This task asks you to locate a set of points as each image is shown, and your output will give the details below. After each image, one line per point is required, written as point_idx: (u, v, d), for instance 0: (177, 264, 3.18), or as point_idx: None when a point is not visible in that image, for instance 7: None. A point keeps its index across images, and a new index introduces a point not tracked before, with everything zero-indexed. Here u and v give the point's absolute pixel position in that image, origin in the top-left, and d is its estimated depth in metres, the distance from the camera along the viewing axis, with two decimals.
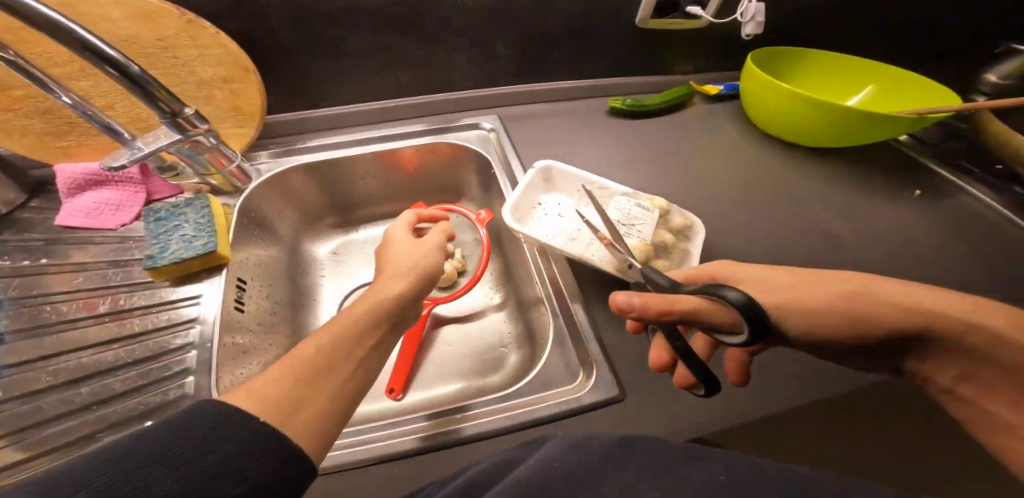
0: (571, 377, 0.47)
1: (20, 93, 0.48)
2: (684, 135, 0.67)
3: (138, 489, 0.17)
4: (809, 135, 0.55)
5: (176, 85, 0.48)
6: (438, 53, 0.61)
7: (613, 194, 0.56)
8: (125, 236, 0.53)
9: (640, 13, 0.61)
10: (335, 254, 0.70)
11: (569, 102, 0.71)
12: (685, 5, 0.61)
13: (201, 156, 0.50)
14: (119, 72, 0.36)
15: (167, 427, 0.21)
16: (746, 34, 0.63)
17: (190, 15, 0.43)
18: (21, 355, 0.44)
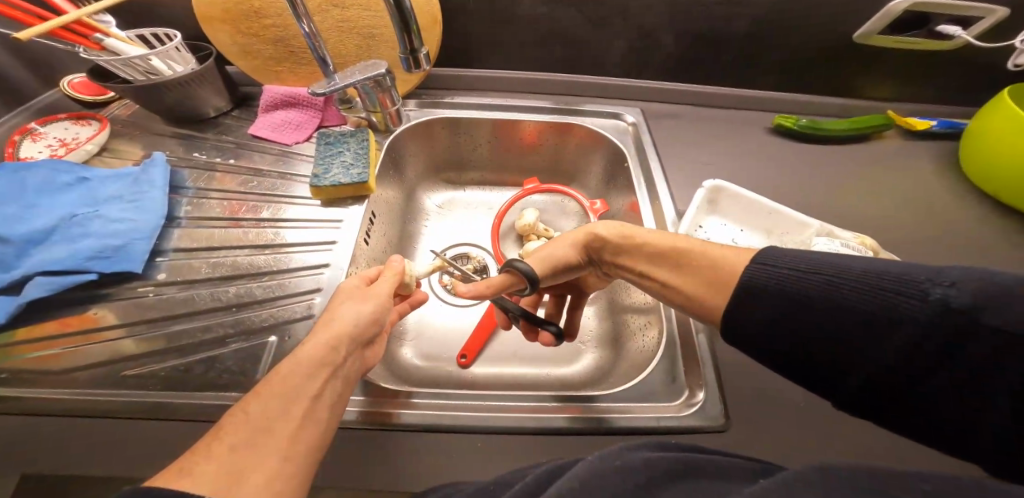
0: (674, 396, 0.43)
1: (268, 22, 0.54)
2: (862, 171, 0.57)
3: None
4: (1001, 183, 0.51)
5: (377, 27, 0.52)
6: (603, 35, 0.59)
7: (803, 231, 0.48)
8: (292, 154, 0.59)
9: (863, 29, 0.54)
10: (441, 208, 0.71)
11: (726, 110, 0.65)
12: (935, 23, 0.52)
13: (375, 96, 0.54)
14: (395, 3, 0.39)
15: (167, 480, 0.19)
16: (1012, 64, 0.56)
17: None
18: (196, 241, 0.51)
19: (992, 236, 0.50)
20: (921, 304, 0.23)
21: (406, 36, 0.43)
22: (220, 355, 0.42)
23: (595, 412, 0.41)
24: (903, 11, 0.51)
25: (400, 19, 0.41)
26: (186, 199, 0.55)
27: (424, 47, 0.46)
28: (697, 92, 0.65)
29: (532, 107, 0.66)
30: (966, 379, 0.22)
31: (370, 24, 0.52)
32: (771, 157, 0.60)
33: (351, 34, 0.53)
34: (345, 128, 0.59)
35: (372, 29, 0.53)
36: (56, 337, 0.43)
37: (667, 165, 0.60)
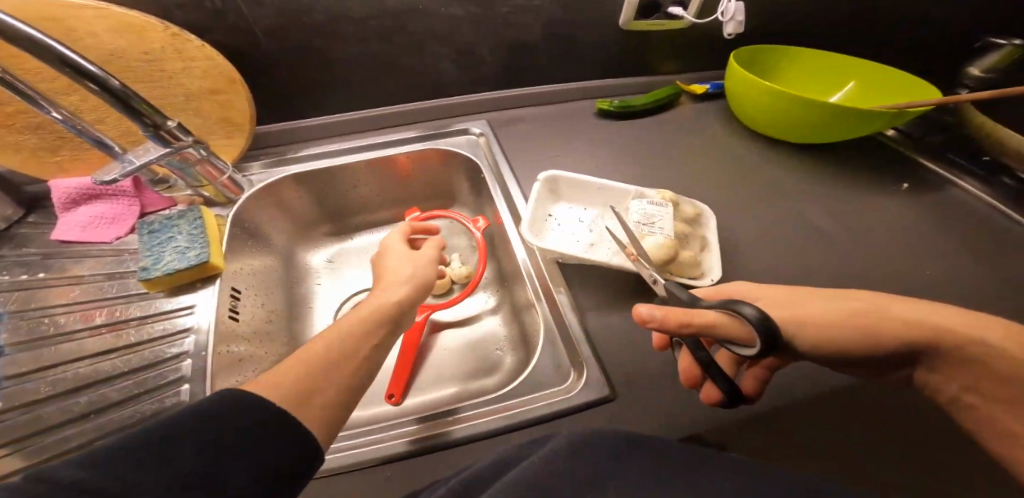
0: (563, 378, 0.48)
1: (12, 110, 0.48)
2: (673, 136, 0.68)
3: (158, 454, 0.21)
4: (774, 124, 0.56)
5: (163, 97, 0.50)
6: (424, 60, 0.62)
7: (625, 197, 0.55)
8: (119, 249, 0.54)
9: (621, 17, 0.62)
10: (331, 262, 0.71)
11: (561, 105, 0.72)
12: (666, 6, 0.62)
13: (193, 168, 0.51)
14: (101, 87, 0.37)
15: (197, 404, 0.24)
16: (728, 34, 0.64)
17: (174, 28, 0.45)
18: (21, 366, 0.44)
19: (770, 169, 0.63)
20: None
21: (142, 115, 0.42)
22: None
23: (493, 416, 0.45)
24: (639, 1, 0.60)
25: (120, 102, 0.39)
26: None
27: (171, 119, 0.45)
28: (531, 94, 0.71)
29: (382, 142, 0.66)
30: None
31: (151, 96, 0.49)
32: (603, 139, 0.68)
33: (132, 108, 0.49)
34: (177, 209, 0.56)
35: (158, 100, 0.50)
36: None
37: (518, 167, 0.65)
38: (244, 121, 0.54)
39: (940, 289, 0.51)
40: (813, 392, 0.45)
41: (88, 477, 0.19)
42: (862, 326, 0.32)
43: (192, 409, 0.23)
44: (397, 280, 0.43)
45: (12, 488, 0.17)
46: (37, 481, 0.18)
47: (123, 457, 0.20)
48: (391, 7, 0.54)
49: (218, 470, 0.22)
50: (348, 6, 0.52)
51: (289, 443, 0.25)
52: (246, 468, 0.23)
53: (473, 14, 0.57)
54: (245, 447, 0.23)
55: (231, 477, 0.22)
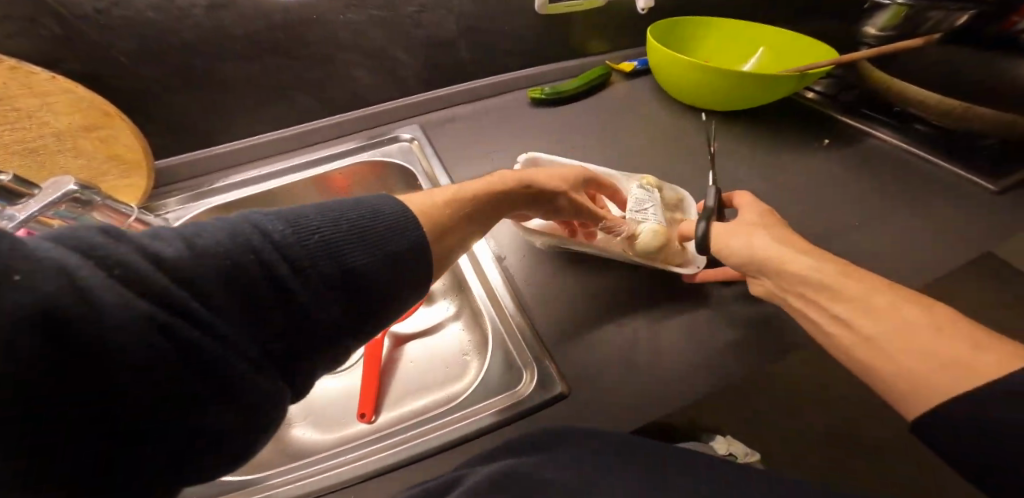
0: (515, 380, 0.46)
1: None
2: (606, 118, 0.66)
3: (314, 266, 0.23)
4: (697, 95, 0.59)
5: (29, 139, 0.46)
6: (335, 71, 0.59)
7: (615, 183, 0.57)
8: None
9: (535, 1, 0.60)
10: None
11: (491, 99, 0.70)
12: None
13: (90, 216, 0.48)
14: None
15: (346, 226, 0.26)
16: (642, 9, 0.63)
17: (11, 61, 0.42)
18: None
19: (704, 142, 0.63)
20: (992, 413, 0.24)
21: None
22: None
23: (445, 428, 0.42)
24: None
25: None
26: None
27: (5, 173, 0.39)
28: (458, 92, 0.68)
29: (307, 160, 0.63)
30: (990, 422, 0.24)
31: (18, 140, 0.46)
32: (537, 130, 0.66)
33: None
34: None
35: (27, 143, 0.46)
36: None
37: (452, 169, 0.62)
38: (132, 152, 0.51)
39: (871, 240, 0.52)
40: (756, 362, 0.46)
41: (267, 250, 0.22)
42: (843, 294, 0.34)
43: (290, 206, 0.25)
44: (508, 175, 0.44)
45: (196, 251, 0.20)
46: (231, 236, 0.21)
47: (296, 242, 0.23)
48: (279, 19, 0.52)
49: (338, 297, 0.24)
50: (227, 22, 0.50)
51: (368, 292, 0.26)
52: (357, 303, 0.26)
53: (374, 18, 0.55)
54: (361, 289, 0.26)
55: (342, 308, 0.25)
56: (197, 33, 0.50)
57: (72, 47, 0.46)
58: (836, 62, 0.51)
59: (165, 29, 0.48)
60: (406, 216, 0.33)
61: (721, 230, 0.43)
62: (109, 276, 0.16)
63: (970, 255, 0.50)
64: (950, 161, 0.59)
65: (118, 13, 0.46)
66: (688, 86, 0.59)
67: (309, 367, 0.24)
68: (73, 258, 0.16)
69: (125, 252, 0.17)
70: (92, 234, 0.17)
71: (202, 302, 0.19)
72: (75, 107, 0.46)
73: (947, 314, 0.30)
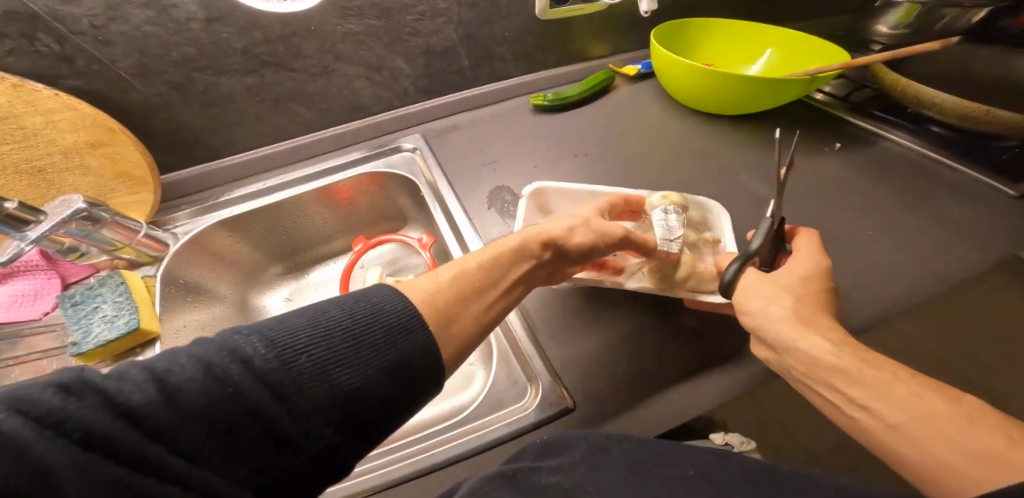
0: (520, 394, 0.45)
1: None
2: (607, 123, 0.66)
3: (300, 389, 0.22)
4: (705, 100, 0.58)
5: (35, 157, 0.47)
6: (335, 81, 0.59)
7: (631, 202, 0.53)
8: (51, 325, 0.51)
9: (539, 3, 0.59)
10: (290, 300, 0.68)
11: (491, 107, 0.69)
12: None
13: (101, 233, 0.49)
14: None
15: (341, 336, 0.25)
16: (644, 12, 0.59)
17: (14, 80, 0.42)
18: None
19: (710, 147, 0.62)
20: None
21: None
22: None
23: (449, 444, 0.42)
24: None
25: None
26: None
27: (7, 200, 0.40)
28: (457, 100, 0.68)
29: (308, 171, 0.63)
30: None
31: (26, 159, 0.47)
32: (538, 137, 0.65)
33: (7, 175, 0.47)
34: (99, 275, 0.53)
35: (33, 161, 0.47)
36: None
37: (453, 177, 0.62)
38: (137, 168, 0.52)
39: (884, 246, 0.50)
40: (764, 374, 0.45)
41: (248, 380, 0.21)
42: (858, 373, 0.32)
43: (279, 318, 0.25)
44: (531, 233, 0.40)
45: (162, 392, 0.19)
46: (207, 369, 0.21)
47: (279, 367, 0.22)
48: (277, 31, 0.52)
49: (331, 416, 0.23)
50: (224, 36, 0.50)
51: (364, 415, 0.25)
52: (354, 420, 0.24)
53: (372, 27, 0.55)
54: (356, 408, 0.24)
55: (334, 428, 0.23)
56: (192, 47, 0.50)
57: (71, 65, 0.46)
58: (847, 66, 0.49)
59: (165, 44, 0.49)
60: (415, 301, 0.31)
61: (741, 289, 0.41)
62: (56, 437, 0.16)
63: (988, 261, 0.48)
64: (965, 163, 0.57)
65: (116, 28, 0.46)
66: (695, 91, 0.57)
67: (302, 494, 0.23)
68: (28, 432, 0.16)
69: (87, 411, 0.17)
70: (49, 392, 0.17)
71: (176, 450, 0.19)
72: (81, 126, 0.47)
73: (970, 403, 0.29)
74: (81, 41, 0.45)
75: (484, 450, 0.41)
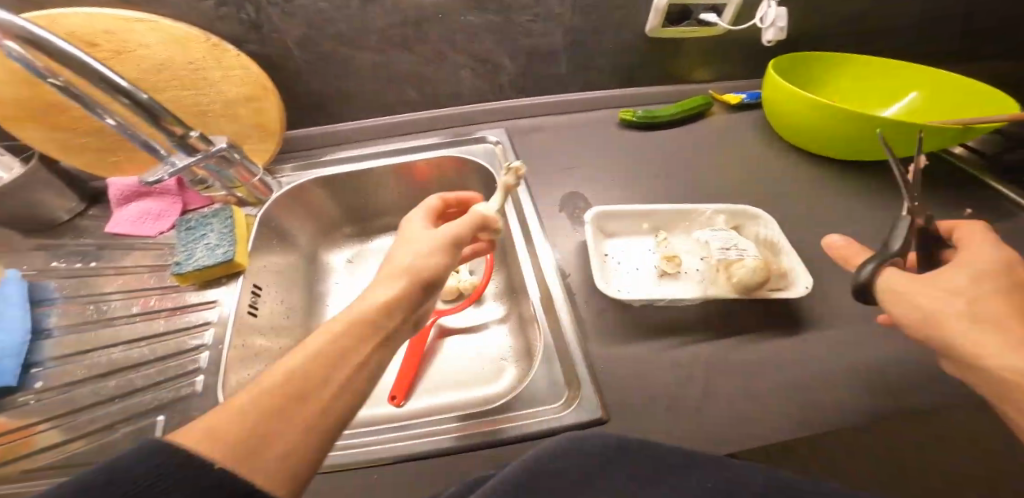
0: (556, 394, 0.44)
1: (80, 116, 0.52)
2: (697, 148, 0.64)
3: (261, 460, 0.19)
4: (844, 146, 0.54)
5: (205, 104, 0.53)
6: (445, 68, 0.62)
7: (685, 220, 0.51)
8: (161, 243, 0.58)
9: (650, 21, 0.59)
10: (351, 261, 0.72)
11: (581, 113, 0.70)
12: (698, 13, 0.59)
13: (228, 171, 0.55)
14: (131, 101, 0.41)
15: (289, 394, 0.23)
16: (768, 42, 0.58)
17: (216, 39, 0.49)
18: (66, 348, 0.51)
19: (808, 190, 0.58)
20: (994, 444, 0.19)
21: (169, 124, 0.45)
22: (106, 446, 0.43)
23: (475, 430, 0.42)
24: (668, 8, 0.57)
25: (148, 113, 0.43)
26: (56, 310, 0.54)
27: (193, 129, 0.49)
28: (549, 102, 0.69)
29: (401, 146, 0.67)
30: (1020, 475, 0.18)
31: (197, 102, 0.53)
32: (623, 150, 0.65)
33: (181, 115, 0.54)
34: (212, 207, 0.60)
35: (201, 106, 0.53)
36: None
37: (532, 175, 0.63)
38: (274, 125, 0.57)
39: None
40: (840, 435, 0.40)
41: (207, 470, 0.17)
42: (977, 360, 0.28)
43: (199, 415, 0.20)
44: (392, 270, 0.33)
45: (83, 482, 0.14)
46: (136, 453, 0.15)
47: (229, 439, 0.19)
48: (413, 16, 0.55)
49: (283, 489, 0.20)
50: (373, 16, 0.54)
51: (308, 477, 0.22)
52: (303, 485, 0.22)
53: (491, 23, 0.57)
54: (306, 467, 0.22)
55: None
56: (345, 23, 0.54)
57: (257, 31, 0.53)
58: (1013, 119, 0.43)
59: (328, 19, 0.53)
60: (295, 368, 0.24)
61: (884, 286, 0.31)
62: None
63: None
64: None
65: (299, 2, 0.51)
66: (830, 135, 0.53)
67: None
68: None
69: None
70: None
71: None
72: (246, 83, 0.52)
73: None
74: (271, 11, 0.51)
75: (513, 442, 0.41)
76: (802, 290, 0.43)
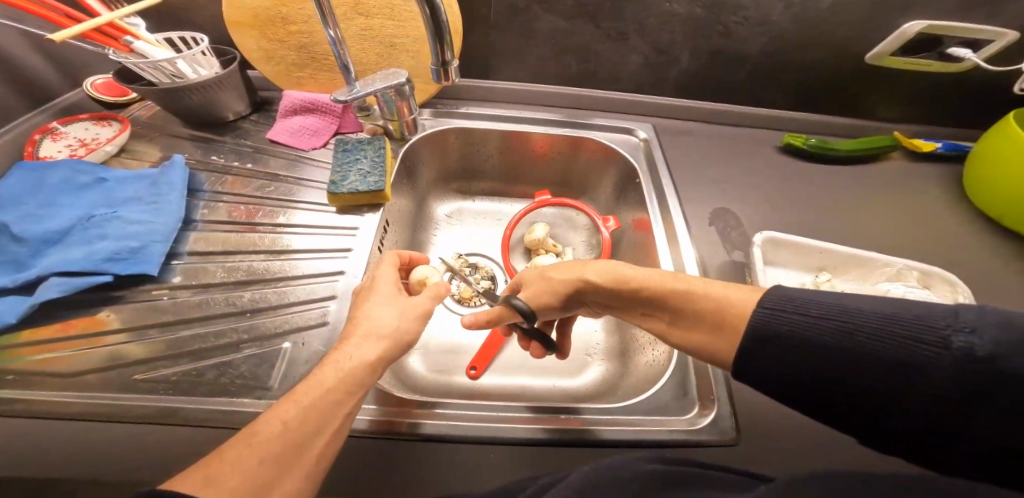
0: (686, 408, 0.42)
1: (295, 28, 0.55)
2: (868, 191, 0.58)
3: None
4: None
5: (398, 35, 0.53)
6: (620, 50, 0.60)
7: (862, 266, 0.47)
8: (311, 159, 0.60)
9: (876, 49, 0.55)
10: (450, 218, 0.72)
11: (737, 128, 0.66)
12: (946, 45, 0.54)
13: (393, 103, 0.56)
14: (431, 14, 0.38)
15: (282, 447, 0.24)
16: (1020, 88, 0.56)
17: None
18: (210, 246, 0.51)
19: (1000, 267, 0.51)
20: (943, 354, 0.21)
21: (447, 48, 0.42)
22: (233, 360, 0.42)
23: (602, 433, 0.39)
24: (913, 35, 0.53)
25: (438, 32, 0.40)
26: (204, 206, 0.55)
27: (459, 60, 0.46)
28: (707, 109, 0.66)
29: (546, 119, 0.67)
30: (957, 398, 0.20)
31: (393, 33, 0.53)
32: (783, 176, 0.60)
33: (374, 42, 0.53)
34: (364, 136, 0.61)
35: (394, 36, 0.53)
36: (55, 340, 0.42)
37: (679, 179, 0.60)
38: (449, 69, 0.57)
39: None
40: None
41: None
42: None
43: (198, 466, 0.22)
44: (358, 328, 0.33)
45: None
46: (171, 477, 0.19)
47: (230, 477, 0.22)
48: None
49: None
50: None
51: None
52: None
53: (691, 13, 0.54)
54: None
55: None
56: None
57: None
58: None
59: None
60: (286, 419, 0.25)
61: None
62: None
63: None
64: None
65: None
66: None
67: None
68: None
69: None
70: None
71: None
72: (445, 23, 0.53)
73: None
74: None
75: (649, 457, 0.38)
76: None
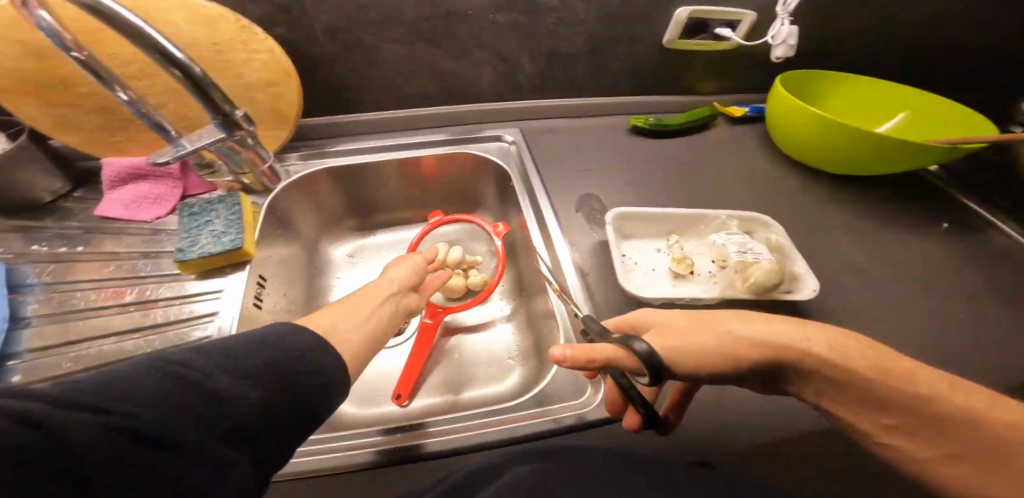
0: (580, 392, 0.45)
1: (84, 90, 0.50)
2: (703, 156, 0.67)
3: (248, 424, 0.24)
4: (855, 165, 0.59)
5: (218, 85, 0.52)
6: (465, 64, 0.63)
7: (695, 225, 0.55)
8: (157, 229, 0.55)
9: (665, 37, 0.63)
10: (351, 257, 0.71)
11: (593, 118, 0.72)
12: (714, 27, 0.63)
13: (237, 157, 0.53)
14: (184, 74, 0.39)
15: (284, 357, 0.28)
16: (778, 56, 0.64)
17: (244, 21, 0.48)
18: (48, 338, 0.45)
19: (807, 200, 0.62)
20: None
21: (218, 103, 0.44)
22: None
23: (502, 429, 0.41)
24: (687, 20, 0.60)
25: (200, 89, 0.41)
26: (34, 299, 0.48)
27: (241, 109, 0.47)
28: (563, 105, 0.71)
29: (415, 140, 0.67)
30: None
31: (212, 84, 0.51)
32: (635, 154, 0.67)
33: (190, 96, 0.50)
34: (218, 194, 0.57)
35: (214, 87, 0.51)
36: None
37: (547, 175, 0.64)
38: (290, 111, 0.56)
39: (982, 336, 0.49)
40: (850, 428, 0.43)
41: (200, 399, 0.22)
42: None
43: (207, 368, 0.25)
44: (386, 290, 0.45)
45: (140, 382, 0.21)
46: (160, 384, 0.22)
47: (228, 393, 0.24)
48: (442, 11, 0.55)
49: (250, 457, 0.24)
50: (402, 8, 0.54)
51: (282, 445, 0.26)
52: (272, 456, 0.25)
53: (517, 22, 0.58)
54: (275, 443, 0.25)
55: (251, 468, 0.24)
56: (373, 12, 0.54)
57: (284, 15, 0.52)
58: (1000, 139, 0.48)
59: (359, 9, 0.53)
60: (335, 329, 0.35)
61: None
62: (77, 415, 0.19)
63: None
64: None
65: None
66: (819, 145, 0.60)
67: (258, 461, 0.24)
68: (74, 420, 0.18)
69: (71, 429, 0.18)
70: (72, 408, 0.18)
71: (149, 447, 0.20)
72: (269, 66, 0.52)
73: None
74: None
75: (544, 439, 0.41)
76: (808, 292, 0.47)
